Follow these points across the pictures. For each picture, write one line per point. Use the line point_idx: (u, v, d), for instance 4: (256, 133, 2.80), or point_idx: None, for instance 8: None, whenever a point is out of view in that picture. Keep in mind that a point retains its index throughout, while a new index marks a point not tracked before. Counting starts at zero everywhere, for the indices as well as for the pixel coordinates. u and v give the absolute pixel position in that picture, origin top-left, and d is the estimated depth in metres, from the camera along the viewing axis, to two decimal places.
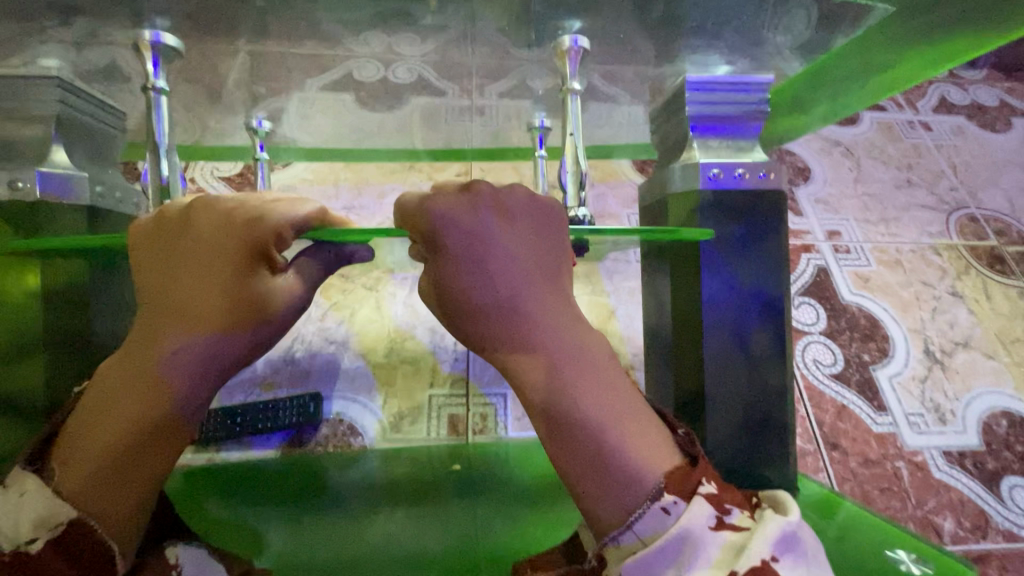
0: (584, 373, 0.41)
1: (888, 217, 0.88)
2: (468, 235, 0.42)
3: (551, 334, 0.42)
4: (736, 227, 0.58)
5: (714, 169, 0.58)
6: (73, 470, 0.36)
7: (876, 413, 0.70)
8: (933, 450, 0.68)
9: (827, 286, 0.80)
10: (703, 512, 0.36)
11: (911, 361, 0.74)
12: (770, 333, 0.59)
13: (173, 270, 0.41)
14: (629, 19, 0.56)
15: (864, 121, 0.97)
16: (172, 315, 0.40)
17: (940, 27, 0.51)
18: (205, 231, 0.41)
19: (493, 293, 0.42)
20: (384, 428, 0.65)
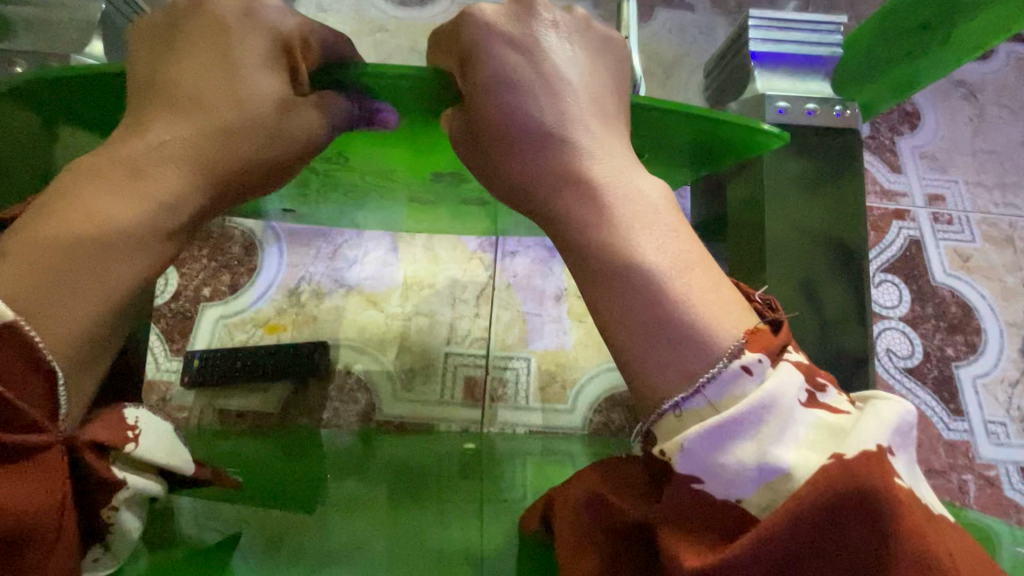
0: (644, 212, 0.29)
1: (1006, 182, 0.73)
2: (509, 60, 0.32)
3: (608, 162, 0.31)
4: (805, 164, 0.46)
5: (784, 100, 0.47)
6: (20, 257, 0.27)
7: (950, 418, 0.61)
8: (1009, 465, 0.60)
9: (916, 262, 0.68)
10: (793, 380, 0.25)
11: (1002, 361, 0.64)
12: (849, 288, 0.46)
13: (175, 56, 0.32)
14: None
15: (1000, 54, 0.78)
16: (173, 105, 0.31)
17: None
18: (221, 18, 0.32)
19: (535, 115, 0.32)
20: (395, 385, 0.58)
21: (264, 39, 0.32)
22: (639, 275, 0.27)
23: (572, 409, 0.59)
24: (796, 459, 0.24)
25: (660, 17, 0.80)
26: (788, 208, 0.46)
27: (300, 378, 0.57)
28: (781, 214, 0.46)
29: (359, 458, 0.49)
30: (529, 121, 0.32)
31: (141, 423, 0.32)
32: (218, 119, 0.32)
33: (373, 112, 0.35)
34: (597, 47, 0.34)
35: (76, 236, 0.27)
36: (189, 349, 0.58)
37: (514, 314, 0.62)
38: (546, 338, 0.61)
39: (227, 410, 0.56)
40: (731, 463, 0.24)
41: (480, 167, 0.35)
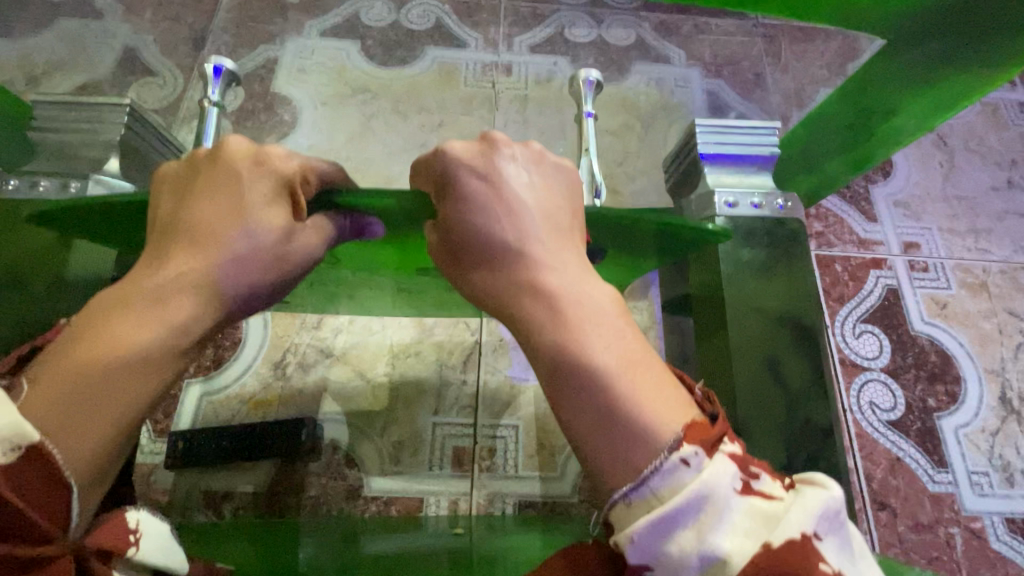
0: (593, 317, 0.29)
1: (978, 227, 0.75)
2: (477, 183, 0.33)
3: (572, 271, 0.31)
4: (755, 253, 0.44)
5: (731, 195, 0.45)
6: (38, 383, 0.27)
7: (935, 470, 0.61)
8: (994, 517, 0.60)
9: (895, 312, 0.69)
10: (728, 469, 0.25)
11: (982, 410, 0.65)
12: (808, 357, 0.42)
13: (189, 197, 0.34)
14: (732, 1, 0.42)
15: None
16: (187, 238, 0.33)
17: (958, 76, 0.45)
18: (232, 163, 0.34)
19: (498, 232, 0.32)
20: (382, 459, 0.58)
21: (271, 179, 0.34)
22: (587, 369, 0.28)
23: (562, 475, 0.58)
24: (730, 547, 0.23)
25: (638, 70, 0.81)
26: (744, 294, 0.43)
27: (285, 457, 0.56)
28: (730, 280, 0.43)
29: (352, 543, 0.48)
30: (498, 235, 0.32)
31: (142, 525, 0.30)
32: (228, 246, 0.33)
33: (362, 228, 0.37)
34: (561, 175, 0.35)
35: (96, 362, 0.28)
36: (173, 430, 0.57)
37: (501, 379, 0.62)
38: (535, 403, 0.61)
39: (212, 491, 0.55)
40: (673, 551, 0.23)
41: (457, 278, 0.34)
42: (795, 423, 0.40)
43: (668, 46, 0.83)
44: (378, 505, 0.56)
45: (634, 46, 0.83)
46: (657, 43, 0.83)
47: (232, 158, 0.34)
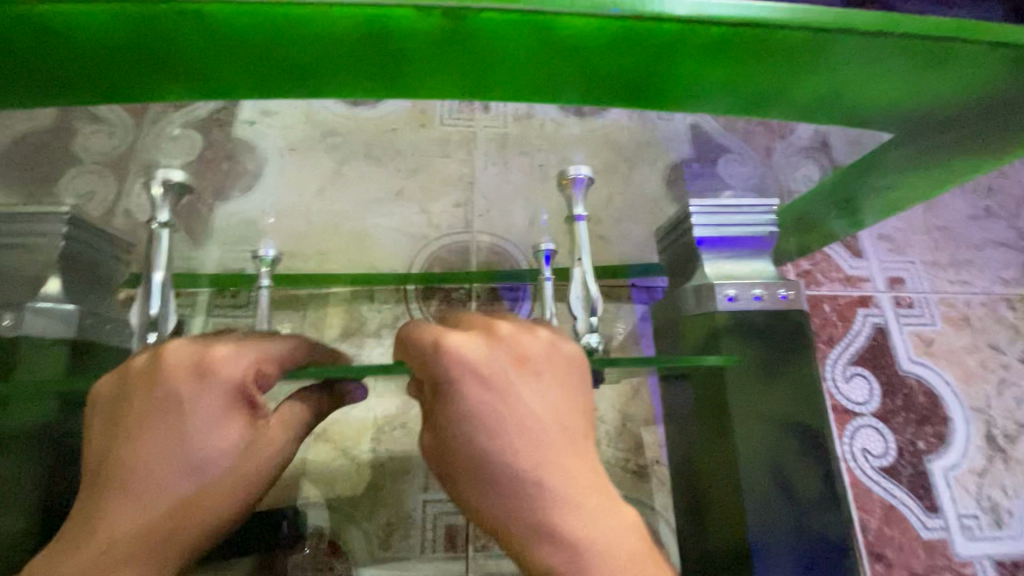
0: (618, 561, 0.30)
1: (959, 259, 0.76)
2: (489, 397, 0.32)
3: (587, 504, 0.31)
4: (761, 353, 0.44)
5: (731, 288, 0.45)
6: None
7: (927, 516, 0.62)
8: (984, 560, 0.61)
9: (883, 352, 0.69)
10: None
11: (969, 450, 0.65)
12: (815, 466, 0.42)
13: (126, 433, 0.33)
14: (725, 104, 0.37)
15: None
16: (118, 490, 0.32)
17: (949, 149, 0.44)
18: (172, 381, 0.33)
19: (510, 456, 0.31)
20: (372, 543, 0.55)
21: (222, 391, 0.34)
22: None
23: None
24: None
25: None
26: (748, 397, 0.43)
27: (264, 555, 0.51)
28: (736, 390, 0.43)
29: None
30: (507, 461, 0.31)
31: None
32: (167, 491, 0.32)
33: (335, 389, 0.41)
34: (562, 366, 0.36)
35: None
36: None
37: None
38: None
39: None
40: None
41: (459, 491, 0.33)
42: (809, 539, 0.41)
43: None
44: None
45: None
46: None
47: (172, 379, 0.33)
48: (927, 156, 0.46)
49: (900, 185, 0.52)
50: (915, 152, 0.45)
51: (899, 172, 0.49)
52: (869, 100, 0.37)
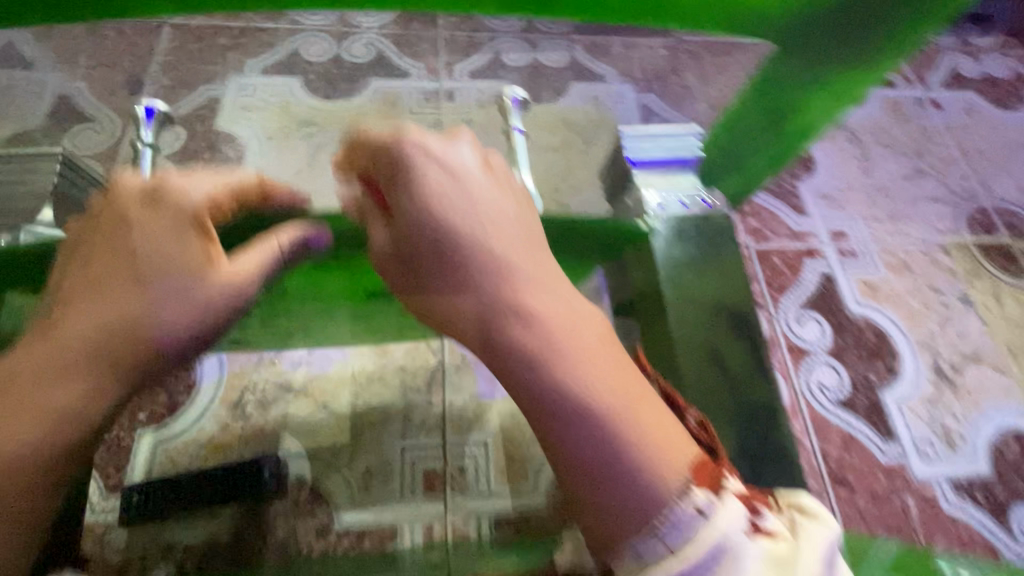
0: (566, 323, 0.35)
1: (896, 213, 0.82)
2: (435, 179, 0.39)
3: (535, 279, 0.37)
4: (690, 247, 0.49)
5: (660, 195, 0.52)
6: None
7: (884, 443, 0.65)
8: (942, 481, 0.63)
9: (831, 297, 0.74)
10: (738, 513, 0.31)
11: (919, 382, 0.69)
12: (745, 345, 0.47)
13: (95, 254, 0.38)
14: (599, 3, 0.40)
15: (873, 100, 0.94)
16: (83, 293, 0.37)
17: (835, 73, 0.45)
18: (135, 209, 0.39)
19: (468, 232, 0.38)
20: (352, 491, 0.56)
21: (174, 218, 0.38)
22: (564, 392, 0.34)
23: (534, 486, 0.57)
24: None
25: (576, 90, 0.87)
26: (680, 281, 0.48)
27: (248, 501, 0.54)
28: (669, 275, 0.48)
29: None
30: (465, 239, 0.37)
31: None
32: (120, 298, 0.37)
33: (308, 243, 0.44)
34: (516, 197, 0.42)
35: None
36: (127, 485, 0.54)
37: (468, 397, 0.61)
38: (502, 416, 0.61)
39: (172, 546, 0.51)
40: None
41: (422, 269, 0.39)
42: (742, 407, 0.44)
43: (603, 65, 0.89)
44: (350, 540, 0.54)
45: (568, 68, 0.89)
46: (591, 62, 0.89)
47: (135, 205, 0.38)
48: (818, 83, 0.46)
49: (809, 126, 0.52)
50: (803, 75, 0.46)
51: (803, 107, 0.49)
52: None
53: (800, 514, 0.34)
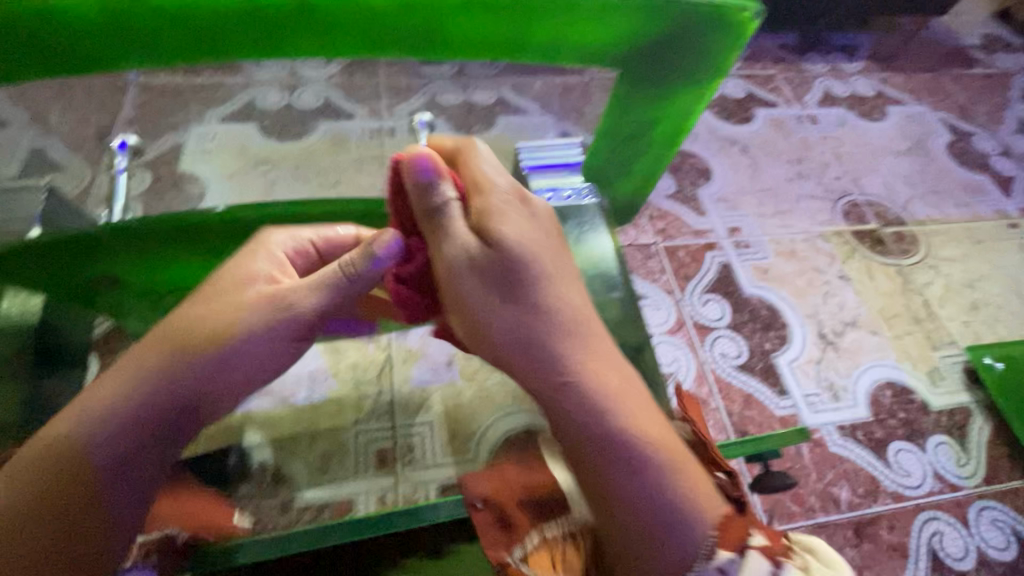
0: (621, 385, 0.43)
1: (782, 209, 0.96)
2: (523, 233, 0.45)
3: (592, 337, 0.44)
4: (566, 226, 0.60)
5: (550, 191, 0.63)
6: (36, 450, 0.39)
7: (779, 398, 0.75)
8: (829, 426, 0.74)
9: (730, 281, 0.86)
10: (760, 565, 0.38)
11: (807, 345, 0.81)
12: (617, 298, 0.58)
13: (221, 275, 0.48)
14: (472, 36, 0.49)
15: (759, 118, 1.10)
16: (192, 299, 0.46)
17: (674, 84, 0.55)
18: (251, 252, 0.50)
19: (534, 274, 0.44)
20: (312, 471, 0.63)
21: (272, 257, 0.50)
22: (584, 386, 0.42)
23: (475, 456, 0.66)
24: None
25: (502, 122, 1.00)
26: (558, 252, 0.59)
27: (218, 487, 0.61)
28: None
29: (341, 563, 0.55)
30: (533, 283, 0.44)
31: None
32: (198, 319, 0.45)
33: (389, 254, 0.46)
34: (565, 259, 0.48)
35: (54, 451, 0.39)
36: None
37: (415, 385, 0.70)
38: (445, 398, 0.69)
39: None
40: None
41: (483, 287, 0.44)
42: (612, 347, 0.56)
43: (526, 100, 1.03)
44: (311, 513, 0.61)
45: (495, 104, 1.02)
46: (515, 99, 1.03)
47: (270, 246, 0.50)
48: (665, 95, 0.56)
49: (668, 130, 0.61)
50: (650, 89, 0.56)
51: (659, 114, 0.59)
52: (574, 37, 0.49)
53: (811, 557, 0.41)
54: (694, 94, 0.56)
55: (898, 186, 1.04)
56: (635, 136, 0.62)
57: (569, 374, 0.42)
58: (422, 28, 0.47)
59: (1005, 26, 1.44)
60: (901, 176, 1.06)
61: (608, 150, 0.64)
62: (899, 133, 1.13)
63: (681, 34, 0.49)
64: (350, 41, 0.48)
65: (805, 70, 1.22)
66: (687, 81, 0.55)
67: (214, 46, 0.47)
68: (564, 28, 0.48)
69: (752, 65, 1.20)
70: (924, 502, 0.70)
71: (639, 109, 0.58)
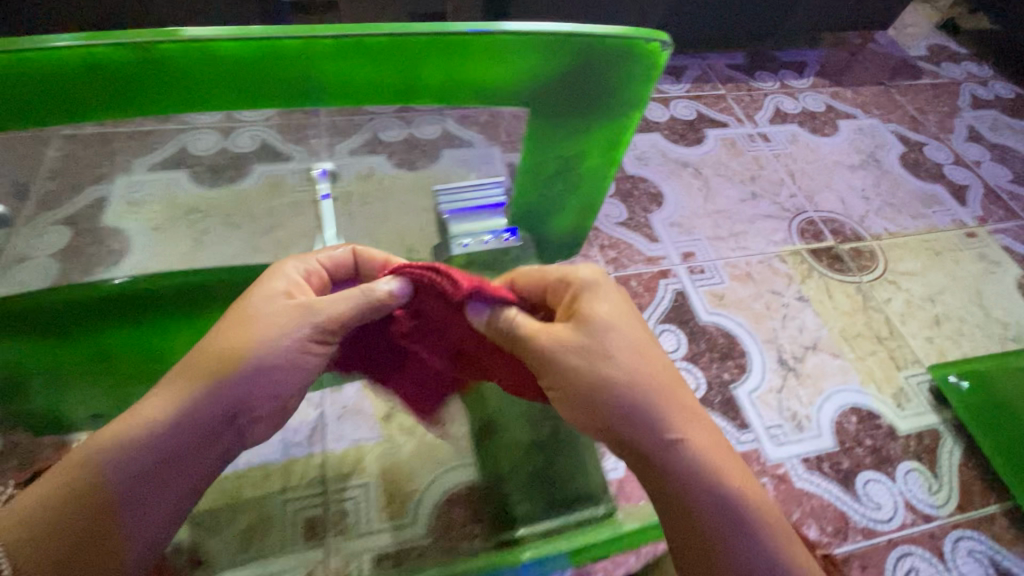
0: (723, 458, 0.43)
1: (737, 231, 0.94)
2: (610, 324, 0.46)
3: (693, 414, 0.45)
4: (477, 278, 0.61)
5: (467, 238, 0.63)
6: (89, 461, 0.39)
7: (739, 432, 0.72)
8: (793, 459, 0.71)
9: (685, 309, 0.83)
10: None
11: (767, 374, 0.77)
12: None
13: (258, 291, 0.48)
14: (360, 83, 0.46)
15: (710, 139, 1.09)
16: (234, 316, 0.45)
17: (589, 118, 0.52)
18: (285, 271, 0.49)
19: (632, 352, 0.45)
20: (232, 549, 0.58)
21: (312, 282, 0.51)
22: (688, 459, 0.42)
23: (412, 521, 0.61)
24: None
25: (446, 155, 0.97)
26: None
27: None
28: None
29: None
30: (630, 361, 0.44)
31: None
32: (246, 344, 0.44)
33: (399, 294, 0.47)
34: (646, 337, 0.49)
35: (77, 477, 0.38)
36: None
37: (349, 443, 0.65)
38: (381, 456, 0.65)
39: None
40: None
41: (580, 365, 0.44)
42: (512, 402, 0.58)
43: None
44: None
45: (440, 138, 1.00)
46: None
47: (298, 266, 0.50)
48: (582, 130, 0.53)
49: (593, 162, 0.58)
50: (566, 126, 0.53)
51: (579, 149, 0.56)
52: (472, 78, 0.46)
53: None
54: (613, 126, 0.54)
55: (853, 201, 1.03)
56: (560, 171, 0.58)
57: (675, 450, 0.42)
58: (297, 77, 0.44)
59: (949, 38, 1.46)
60: (856, 191, 1.05)
61: (535, 190, 0.60)
62: (851, 147, 1.13)
63: (584, 69, 0.47)
64: (234, 95, 0.46)
65: (755, 89, 1.22)
66: (603, 113, 0.52)
67: (82, 112, 0.44)
68: (451, 71, 0.45)
69: (701, 86, 1.20)
70: (897, 537, 0.66)
71: (558, 146, 0.55)
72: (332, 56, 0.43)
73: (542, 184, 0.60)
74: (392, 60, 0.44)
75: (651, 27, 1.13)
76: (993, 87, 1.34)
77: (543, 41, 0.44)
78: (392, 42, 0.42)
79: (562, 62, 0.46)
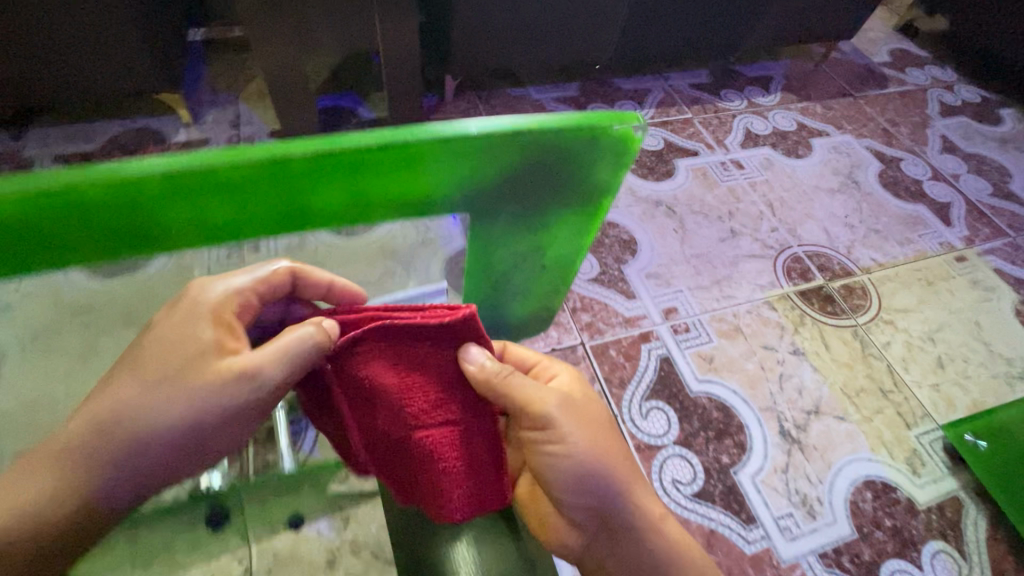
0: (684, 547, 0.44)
1: (719, 277, 0.85)
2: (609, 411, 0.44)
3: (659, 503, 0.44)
4: None
5: None
6: None
7: (747, 529, 0.63)
8: (808, 556, 0.62)
9: (673, 379, 0.73)
10: None
11: (769, 450, 0.69)
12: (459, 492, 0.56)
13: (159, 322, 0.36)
14: (215, 215, 0.32)
15: (680, 169, 1.00)
16: (130, 361, 0.35)
17: (548, 209, 0.41)
18: (195, 292, 0.37)
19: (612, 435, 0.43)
20: None
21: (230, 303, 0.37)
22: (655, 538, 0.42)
23: None
24: None
25: None
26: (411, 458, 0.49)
27: None
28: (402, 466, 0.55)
29: None
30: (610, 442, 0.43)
31: None
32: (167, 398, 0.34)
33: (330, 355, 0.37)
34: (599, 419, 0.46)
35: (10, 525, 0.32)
36: None
37: None
38: None
39: None
40: None
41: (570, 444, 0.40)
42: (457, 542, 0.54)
43: None
44: None
45: None
46: None
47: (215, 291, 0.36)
48: (542, 220, 0.42)
49: (560, 251, 0.47)
50: (520, 219, 0.42)
51: (540, 239, 0.45)
52: (389, 193, 0.34)
53: None
54: (580, 211, 0.43)
55: (837, 230, 0.95)
56: (522, 263, 0.48)
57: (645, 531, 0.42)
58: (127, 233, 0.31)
59: (908, 40, 1.42)
60: (838, 218, 0.97)
61: (488, 284, 0.50)
62: (828, 169, 1.06)
63: (540, 163, 0.36)
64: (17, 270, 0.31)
65: (722, 109, 1.14)
66: (566, 201, 0.41)
67: None
68: (354, 189, 0.33)
69: (666, 110, 1.11)
70: None
71: (512, 241, 0.44)
72: (170, 199, 0.30)
73: (497, 278, 0.49)
74: (265, 187, 0.31)
75: (608, 52, 1.04)
76: (960, 91, 1.30)
77: (479, 141, 0.32)
78: (259, 170, 0.29)
79: (511, 158, 0.35)
